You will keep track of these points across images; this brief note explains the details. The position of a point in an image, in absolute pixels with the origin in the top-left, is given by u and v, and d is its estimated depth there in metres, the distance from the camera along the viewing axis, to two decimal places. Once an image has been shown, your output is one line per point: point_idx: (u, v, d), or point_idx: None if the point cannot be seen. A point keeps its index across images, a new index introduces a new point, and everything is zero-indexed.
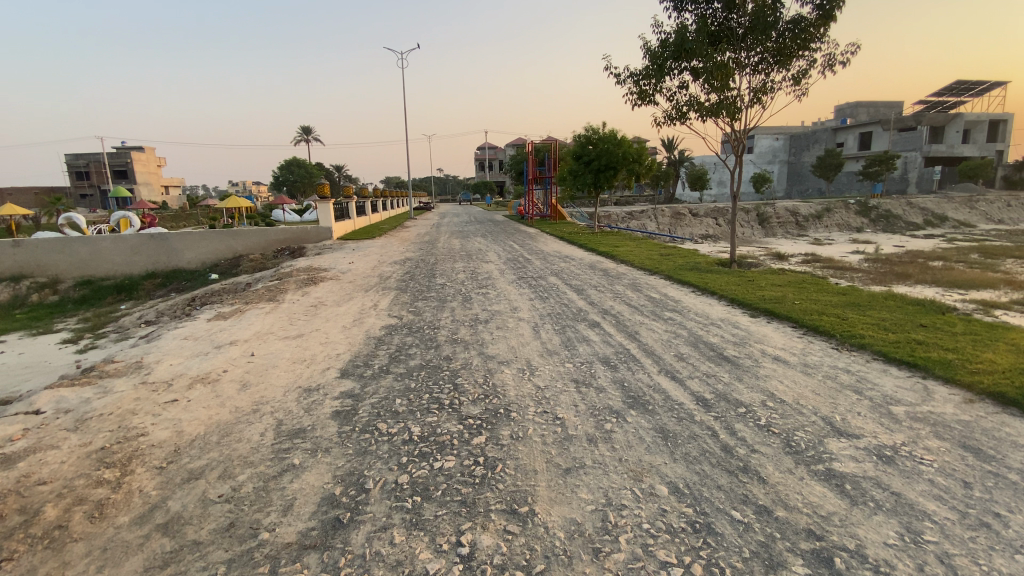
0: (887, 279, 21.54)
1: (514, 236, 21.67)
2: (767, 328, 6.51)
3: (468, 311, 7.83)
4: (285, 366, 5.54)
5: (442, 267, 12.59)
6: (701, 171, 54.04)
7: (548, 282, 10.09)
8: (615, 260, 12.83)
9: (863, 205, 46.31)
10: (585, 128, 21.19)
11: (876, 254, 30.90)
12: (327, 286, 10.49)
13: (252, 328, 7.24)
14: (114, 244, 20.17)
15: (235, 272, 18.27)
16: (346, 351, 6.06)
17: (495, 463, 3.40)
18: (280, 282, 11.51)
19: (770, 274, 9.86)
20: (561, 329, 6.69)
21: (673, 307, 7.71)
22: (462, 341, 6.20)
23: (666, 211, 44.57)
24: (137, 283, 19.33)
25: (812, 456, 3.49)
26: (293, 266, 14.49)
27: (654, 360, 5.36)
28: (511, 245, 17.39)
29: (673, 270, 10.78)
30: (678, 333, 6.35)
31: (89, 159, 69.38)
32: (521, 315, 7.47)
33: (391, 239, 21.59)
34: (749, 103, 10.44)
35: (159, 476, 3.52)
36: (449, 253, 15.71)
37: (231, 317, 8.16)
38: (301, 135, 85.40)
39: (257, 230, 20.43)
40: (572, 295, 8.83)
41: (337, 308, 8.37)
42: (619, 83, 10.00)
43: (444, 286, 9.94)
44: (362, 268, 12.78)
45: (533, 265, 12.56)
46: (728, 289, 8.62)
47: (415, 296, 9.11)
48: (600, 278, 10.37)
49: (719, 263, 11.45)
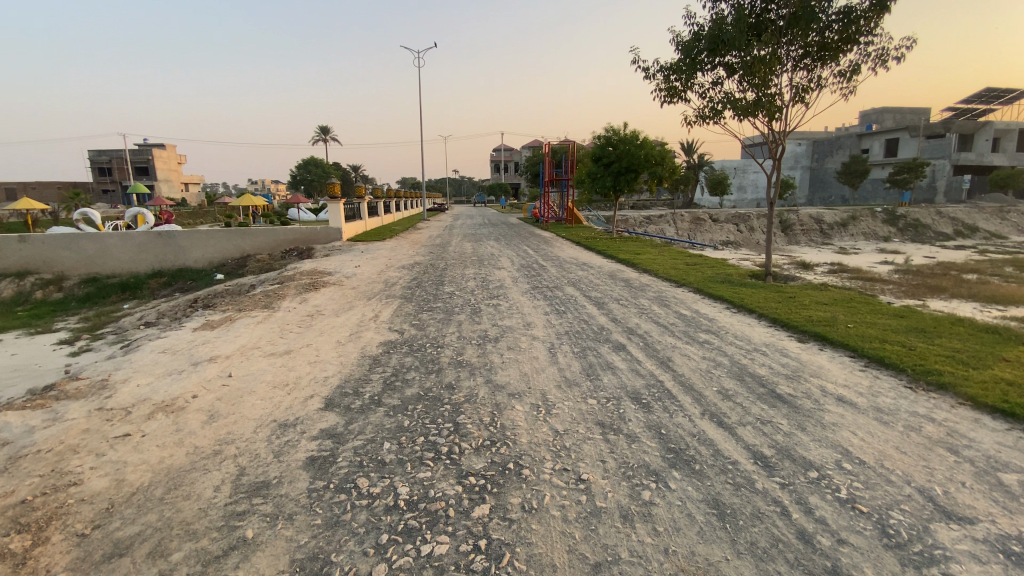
0: (920, 292, 20.30)
1: (529, 240, 20.89)
2: (820, 358, 5.62)
3: (476, 326, 7.04)
4: (263, 393, 4.80)
5: (451, 274, 11.85)
6: (721, 176, 52.71)
7: (565, 294, 9.27)
8: (637, 270, 11.95)
9: (890, 213, 44.65)
10: (604, 129, 20.27)
11: (905, 265, 29.51)
12: (328, 292, 9.77)
13: (238, 341, 6.53)
14: (121, 242, 19.79)
15: (241, 272, 17.72)
16: (335, 373, 5.31)
17: (501, 552, 2.60)
18: (280, 287, 10.86)
19: (812, 290, 8.90)
20: (580, 351, 5.87)
21: (708, 328, 6.84)
22: (468, 365, 5.41)
23: (685, 216, 43.46)
24: (143, 282, 18.91)
25: (920, 553, 2.64)
26: (297, 268, 13.85)
27: (693, 399, 4.51)
28: (526, 250, 16.62)
29: (702, 282, 9.88)
30: (717, 362, 5.48)
31: (112, 156, 70.43)
32: (536, 332, 6.65)
33: (402, 240, 20.97)
34: (790, 102, 9.49)
35: (76, 550, 2.77)
36: (460, 258, 14.96)
37: (218, 327, 7.46)
38: (319, 135, 86.01)
39: (265, 230, 19.90)
40: (592, 309, 7.99)
41: (334, 319, 7.64)
42: (647, 77, 9.16)
43: (453, 295, 9.18)
44: (368, 273, 12.07)
45: (549, 273, 11.75)
46: (768, 308, 7.71)
47: (419, 307, 8.34)
48: (622, 290, 9.52)
49: (751, 275, 10.52)
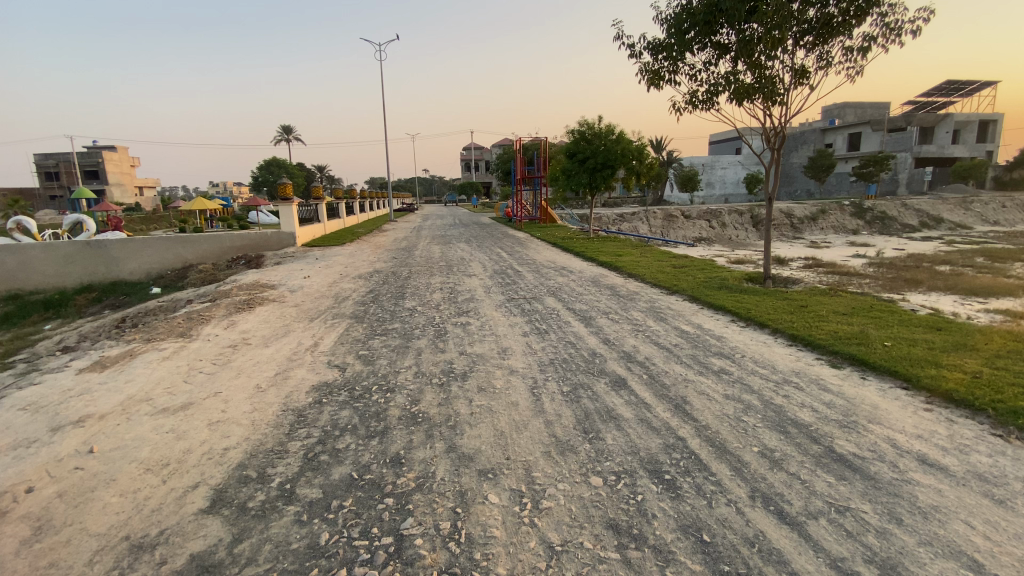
0: (897, 285, 19.88)
1: (502, 241, 19.59)
2: (869, 393, 4.48)
3: (438, 356, 5.67)
4: (124, 484, 3.33)
5: (414, 284, 10.45)
6: (693, 171, 52.55)
7: (545, 306, 8.00)
8: (621, 274, 10.80)
9: (858, 206, 45.08)
10: (578, 123, 19.09)
11: (879, 258, 29.44)
12: (264, 313, 8.24)
13: (125, 392, 4.98)
14: (44, 253, 17.57)
15: (182, 285, 15.86)
16: (241, 441, 3.89)
17: None
18: (211, 305, 9.24)
19: (822, 296, 7.85)
20: (570, 390, 4.57)
21: (719, 350, 5.67)
22: (424, 423, 4.04)
23: (659, 213, 42.90)
24: (68, 299, 16.81)
25: None
26: (238, 280, 12.19)
27: (733, 470, 3.27)
28: (498, 254, 15.31)
29: (697, 289, 8.73)
30: (747, 403, 4.27)
31: (58, 160, 66.10)
32: (512, 363, 5.33)
33: (364, 245, 19.42)
34: (791, 85, 8.47)
35: None
36: (427, 264, 13.50)
37: (110, 368, 5.88)
38: (282, 135, 83.09)
39: (210, 237, 18.02)
40: (578, 327, 6.73)
41: (262, 352, 6.17)
42: (632, 53, 7.94)
43: (413, 313, 7.77)
44: (318, 285, 10.55)
45: (525, 280, 10.47)
46: (782, 321, 6.59)
47: (370, 330, 6.92)
48: (610, 300, 8.29)
49: (749, 279, 9.45)
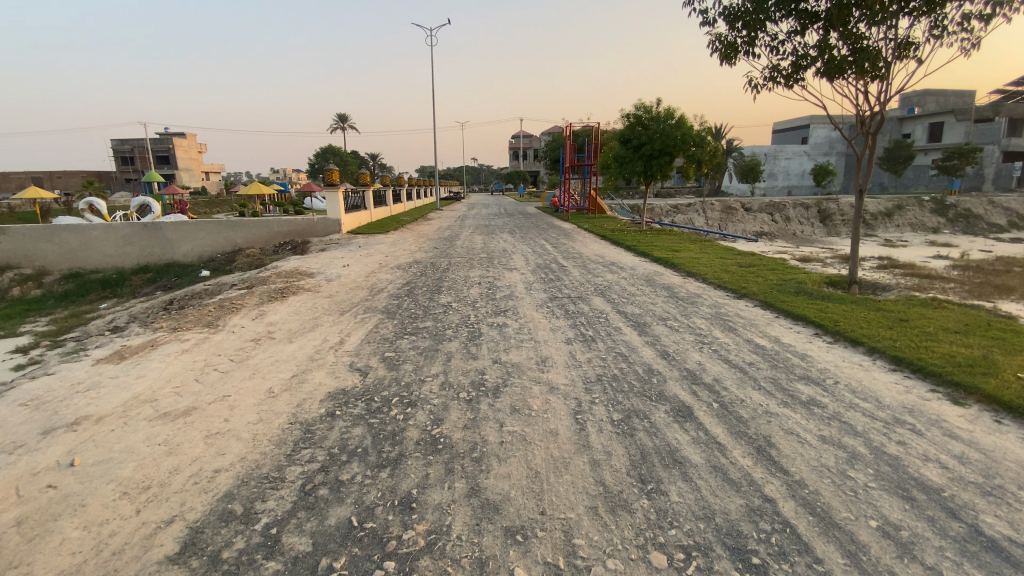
0: (990, 291, 17.63)
1: (547, 233, 18.76)
2: (1013, 444, 3.45)
3: (469, 364, 5.00)
4: (93, 513, 2.89)
5: (453, 276, 9.87)
6: (754, 162, 49.65)
7: (592, 308, 7.18)
8: (678, 273, 9.81)
9: (940, 202, 41.13)
10: (633, 107, 17.93)
11: (963, 259, 26.60)
12: (295, 304, 7.83)
13: (132, 390, 4.69)
14: (105, 234, 18.26)
15: (229, 269, 16.04)
16: (234, 462, 3.37)
17: None
18: (245, 293, 9.00)
19: (925, 308, 6.63)
20: (622, 419, 3.79)
21: (805, 375, 4.70)
22: (446, 453, 3.37)
23: (716, 205, 40.79)
24: (126, 279, 17.43)
25: None
26: (278, 267, 12.03)
27: (848, 558, 2.42)
28: (543, 246, 14.55)
29: (769, 294, 7.67)
30: (850, 452, 3.35)
31: (134, 145, 70.43)
32: (552, 378, 4.57)
33: (407, 233, 19.15)
34: (893, 58, 7.15)
35: None
36: (468, 255, 12.93)
37: (128, 360, 5.58)
38: (338, 122, 85.11)
39: (258, 222, 18.18)
40: (630, 334, 5.89)
41: (284, 348, 5.70)
42: (702, 19, 6.91)
43: (447, 310, 7.13)
44: (355, 274, 10.14)
45: (571, 276, 9.66)
46: (881, 339, 5.50)
47: (400, 327, 6.34)
48: (667, 304, 7.37)
49: (830, 284, 8.25)
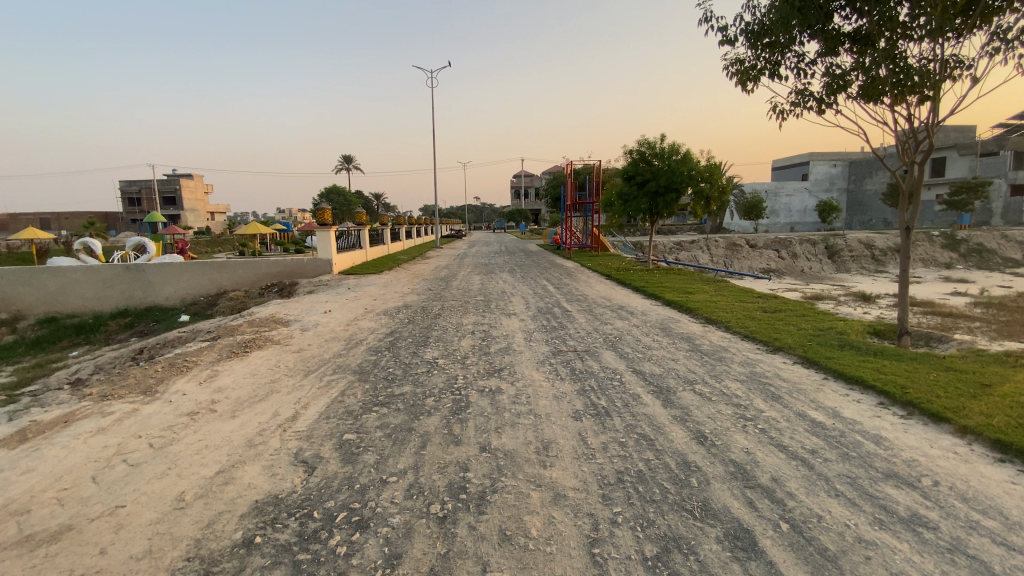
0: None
1: (549, 271, 17.81)
2: None
3: (449, 453, 3.87)
4: None
5: (443, 324, 8.81)
6: (756, 199, 49.34)
7: (602, 365, 6.06)
8: (697, 319, 8.74)
9: (950, 236, 40.34)
10: (637, 142, 17.25)
11: (983, 296, 25.51)
12: (255, 361, 6.74)
13: (5, 496, 3.59)
14: (84, 276, 17.37)
15: (210, 313, 15.06)
16: None
17: None
18: (207, 346, 7.96)
19: (1005, 368, 5.50)
20: (658, 557, 2.64)
21: (891, 474, 3.55)
22: None
23: (720, 242, 40.12)
24: (103, 324, 16.44)
25: None
26: (255, 313, 11.02)
27: None
28: (544, 287, 13.57)
29: (809, 347, 6.56)
30: None
31: (141, 186, 71.10)
32: (556, 479, 3.43)
33: (402, 273, 18.24)
34: (940, 78, 6.32)
35: None
36: (463, 297, 11.94)
37: (26, 444, 4.47)
38: (343, 163, 86.18)
39: (246, 263, 17.30)
40: (652, 405, 4.77)
41: (223, 426, 4.59)
42: (721, 39, 6.14)
43: (430, 369, 6.04)
44: (335, 323, 9.11)
45: (575, 323, 8.60)
46: (971, 413, 4.37)
47: (372, 395, 5.23)
48: (691, 359, 6.27)
49: (876, 336, 7.14)
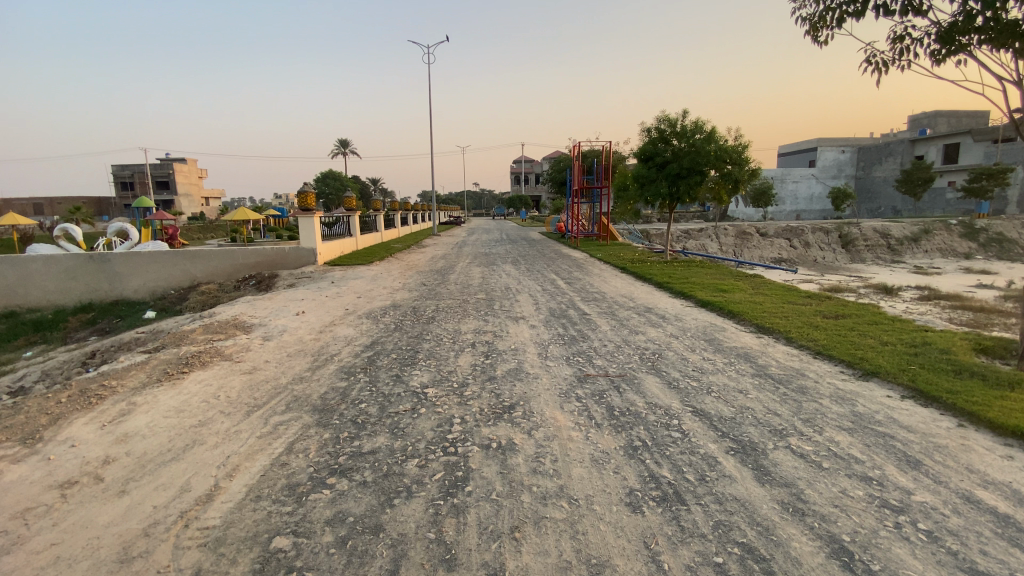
0: None
1: (556, 263, 16.26)
2: None
3: None
4: None
5: (435, 332, 7.25)
6: (766, 186, 47.55)
7: (647, 401, 4.49)
8: (746, 327, 7.18)
9: (967, 225, 38.60)
10: (655, 119, 15.55)
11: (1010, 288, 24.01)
12: (191, 387, 5.19)
13: None
14: (43, 267, 15.72)
15: (179, 308, 13.49)
16: None
17: None
18: (142, 359, 6.40)
19: None
20: None
21: None
22: None
23: (729, 230, 38.61)
24: (63, 320, 14.85)
25: None
26: (218, 312, 9.46)
27: None
28: (553, 282, 12.02)
29: (916, 373, 4.98)
30: None
31: (134, 171, 69.09)
32: None
33: (394, 264, 16.66)
34: None
35: None
36: (462, 295, 10.41)
37: None
38: (340, 148, 84.16)
39: (222, 252, 15.66)
40: (741, 480, 3.21)
41: (99, 517, 3.03)
42: None
43: (417, 406, 4.48)
44: (306, 329, 7.56)
45: (598, 332, 7.07)
46: None
47: (333, 453, 3.66)
48: (764, 391, 4.72)
49: (989, 356, 5.57)
